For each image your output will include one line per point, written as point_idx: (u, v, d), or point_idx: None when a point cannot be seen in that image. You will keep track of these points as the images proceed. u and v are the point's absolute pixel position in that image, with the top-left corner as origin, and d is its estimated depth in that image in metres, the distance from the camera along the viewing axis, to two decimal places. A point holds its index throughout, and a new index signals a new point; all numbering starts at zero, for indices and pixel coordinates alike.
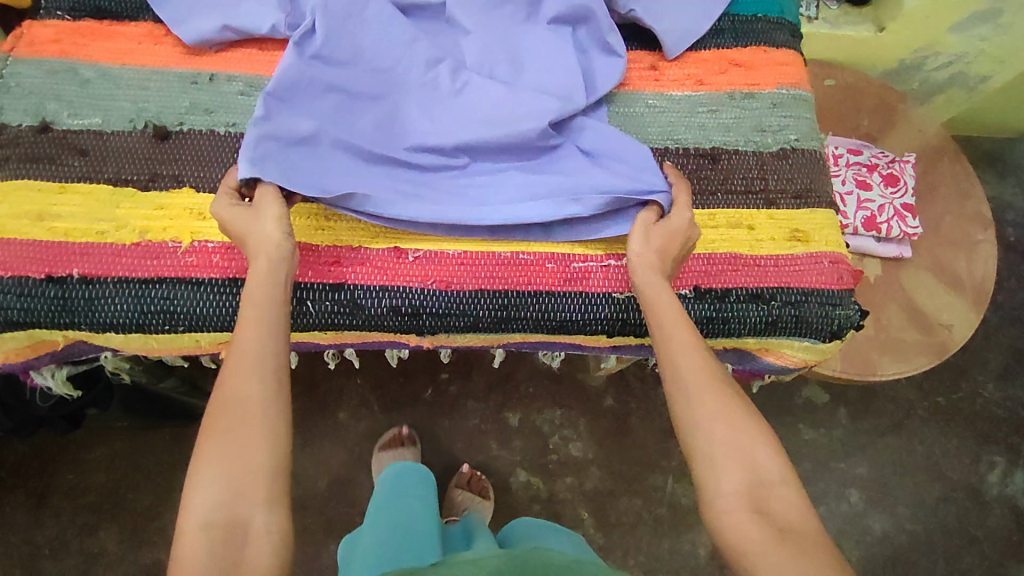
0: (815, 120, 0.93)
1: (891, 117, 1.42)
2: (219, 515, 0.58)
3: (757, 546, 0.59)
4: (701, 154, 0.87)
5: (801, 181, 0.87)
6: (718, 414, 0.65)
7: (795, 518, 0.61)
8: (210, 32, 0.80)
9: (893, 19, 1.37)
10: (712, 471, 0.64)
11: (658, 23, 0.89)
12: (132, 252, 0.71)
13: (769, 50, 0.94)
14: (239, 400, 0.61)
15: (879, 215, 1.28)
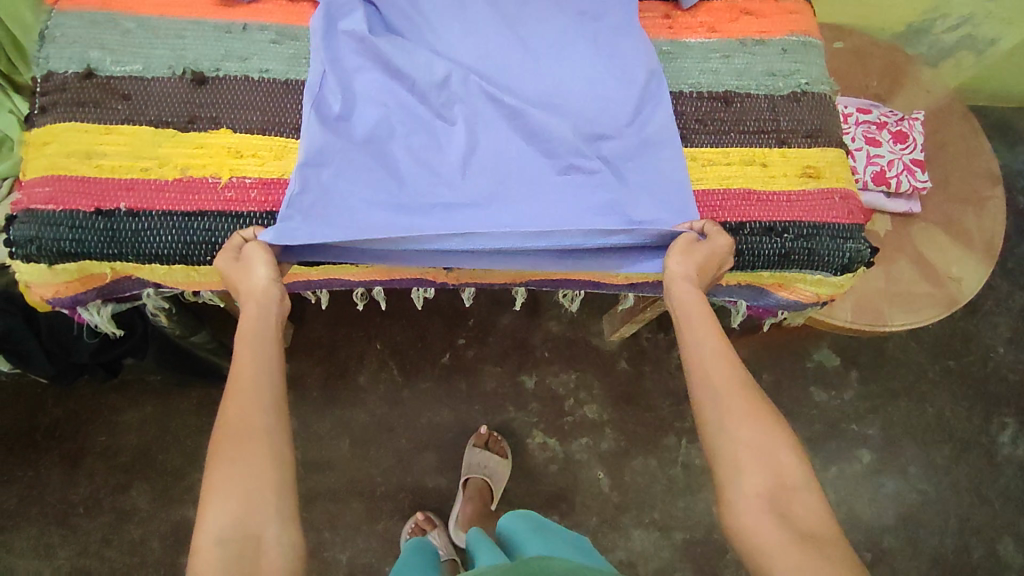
0: (824, 67, 0.96)
1: (899, 79, 1.45)
2: (233, 526, 0.58)
3: (778, 548, 0.62)
4: (714, 97, 0.90)
5: (812, 123, 0.89)
6: (740, 420, 0.68)
7: (818, 521, 0.64)
8: None
9: None
10: (732, 478, 0.67)
11: None
12: (174, 187, 0.75)
13: (779, 1, 0.96)
14: (253, 416, 0.64)
15: (888, 170, 1.30)
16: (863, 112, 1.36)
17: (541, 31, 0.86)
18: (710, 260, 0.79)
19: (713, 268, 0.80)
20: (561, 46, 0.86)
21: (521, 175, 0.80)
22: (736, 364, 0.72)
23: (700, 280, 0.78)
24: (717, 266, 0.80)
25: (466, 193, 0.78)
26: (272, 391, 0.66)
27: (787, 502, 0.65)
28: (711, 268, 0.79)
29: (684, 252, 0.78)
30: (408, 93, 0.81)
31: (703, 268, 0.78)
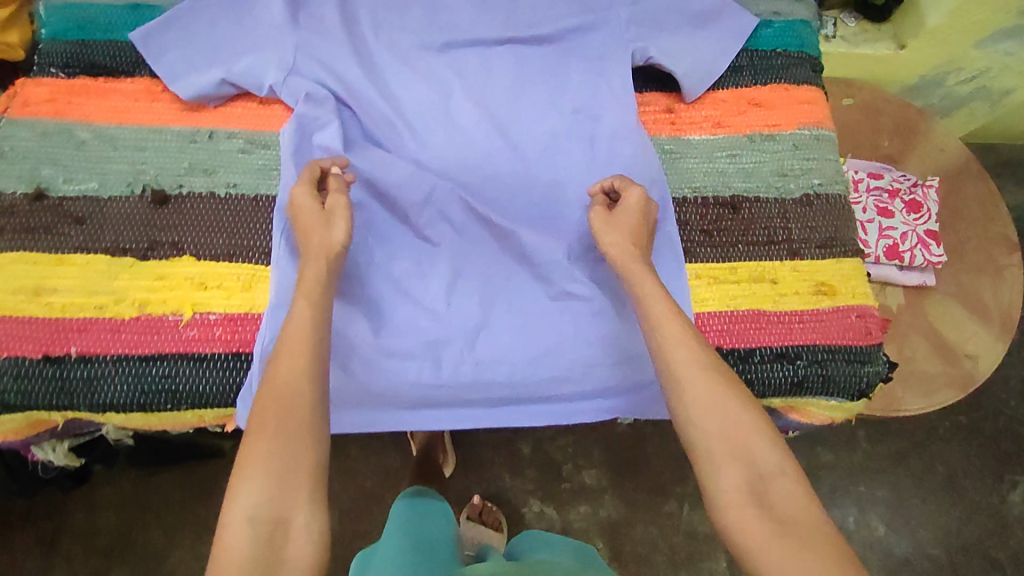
0: (840, 160, 0.89)
1: (911, 138, 1.38)
2: (264, 508, 0.54)
3: (761, 544, 0.57)
4: (721, 202, 0.83)
5: (825, 231, 0.83)
6: (708, 403, 0.62)
7: (802, 508, 0.58)
8: (209, 86, 0.77)
9: (915, 35, 1.31)
10: (710, 470, 0.61)
11: (676, 66, 0.86)
12: (131, 327, 0.68)
13: (789, 88, 0.90)
14: (299, 391, 0.59)
15: (901, 244, 1.24)
16: (875, 179, 1.30)
17: (533, 134, 0.82)
18: (636, 216, 0.73)
19: (642, 222, 0.73)
20: (553, 151, 0.82)
21: (509, 301, 0.74)
22: (697, 343, 0.65)
23: (632, 248, 0.71)
24: (642, 216, 0.73)
25: (447, 328, 0.72)
26: (317, 367, 0.61)
27: (768, 490, 0.59)
28: (640, 221, 0.73)
29: (608, 223, 0.73)
30: (388, 214, 0.75)
31: (631, 227, 0.72)
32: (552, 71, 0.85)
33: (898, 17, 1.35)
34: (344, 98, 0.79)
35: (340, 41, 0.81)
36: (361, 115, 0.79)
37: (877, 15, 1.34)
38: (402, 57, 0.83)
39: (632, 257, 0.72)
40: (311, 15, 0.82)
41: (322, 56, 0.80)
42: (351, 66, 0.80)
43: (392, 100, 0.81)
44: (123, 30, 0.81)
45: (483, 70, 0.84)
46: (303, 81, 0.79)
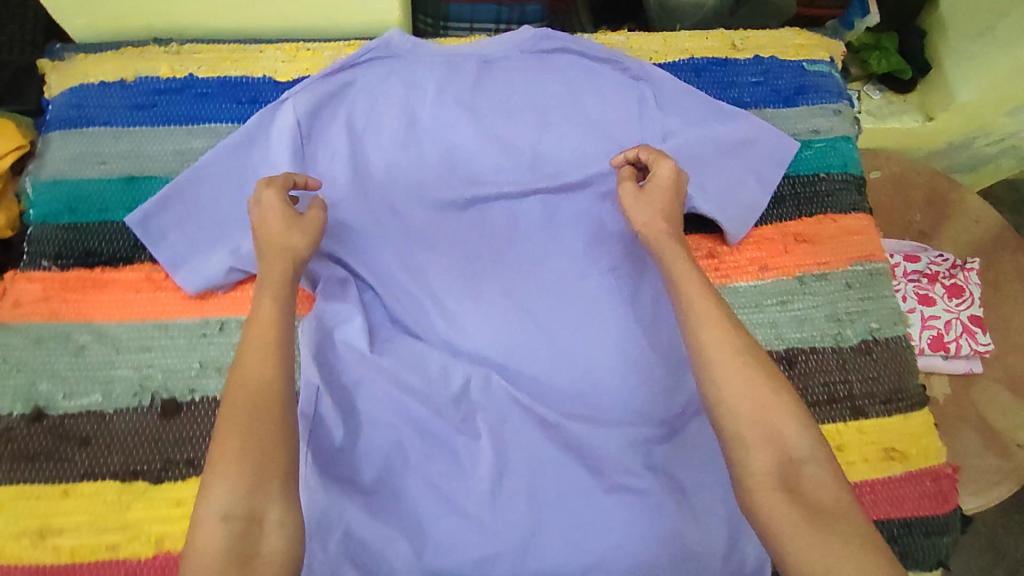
0: (895, 294, 0.83)
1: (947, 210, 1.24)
2: (240, 504, 0.51)
3: (785, 527, 0.53)
4: (776, 359, 0.78)
5: (888, 383, 0.78)
6: (737, 387, 0.58)
7: (832, 498, 0.54)
8: (218, 274, 0.71)
9: (945, 110, 1.23)
10: (737, 451, 0.57)
11: (719, 211, 0.80)
12: (150, 569, 0.62)
13: (837, 218, 0.84)
14: (271, 389, 0.56)
15: (944, 333, 1.10)
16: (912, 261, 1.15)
17: (571, 299, 0.76)
18: (666, 191, 0.73)
19: (672, 197, 0.72)
20: (597, 315, 0.75)
21: (559, 499, 0.68)
22: (727, 324, 0.61)
23: (664, 224, 0.71)
24: (675, 191, 0.73)
25: (494, 539, 0.65)
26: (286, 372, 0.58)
27: (798, 475, 0.55)
28: (673, 196, 0.73)
29: (641, 198, 0.73)
30: (422, 408, 0.68)
31: (662, 203, 0.72)
32: (586, 222, 0.79)
33: (924, 85, 1.28)
34: (365, 273, 0.73)
35: (357, 207, 0.76)
36: (384, 291, 0.73)
37: (903, 87, 1.29)
38: (424, 220, 0.77)
39: (662, 232, 0.71)
40: (323, 177, 0.77)
41: (340, 222, 0.75)
42: (370, 233, 0.75)
43: (416, 269, 0.74)
44: (119, 208, 0.74)
45: (512, 226, 0.78)
46: (321, 257, 0.73)
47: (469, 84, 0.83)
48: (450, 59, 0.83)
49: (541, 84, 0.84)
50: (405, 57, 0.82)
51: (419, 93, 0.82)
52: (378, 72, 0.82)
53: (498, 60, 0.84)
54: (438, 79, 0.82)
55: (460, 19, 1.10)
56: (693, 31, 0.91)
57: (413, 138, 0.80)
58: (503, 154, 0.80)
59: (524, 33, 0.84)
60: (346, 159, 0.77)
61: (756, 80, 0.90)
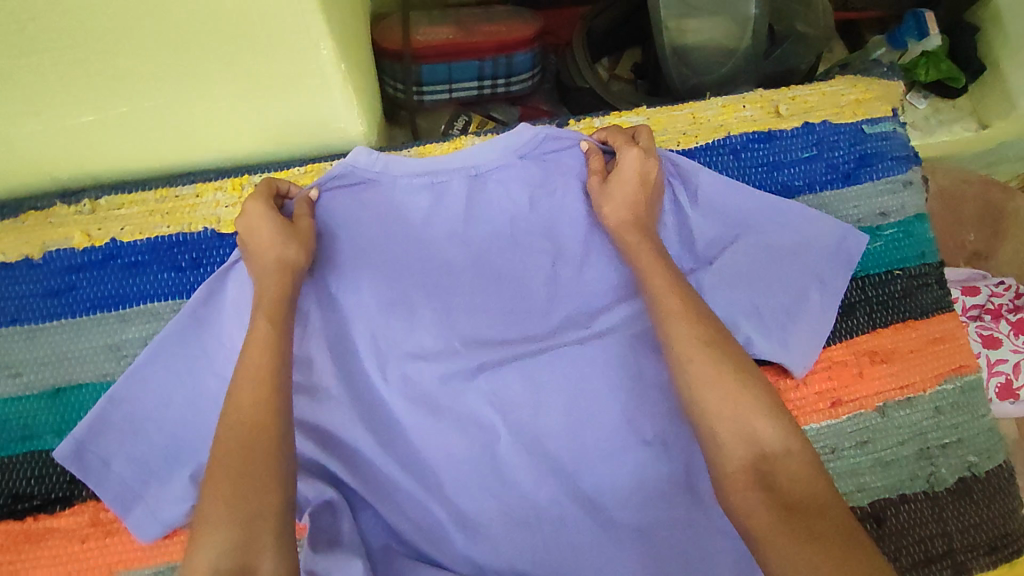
0: (989, 412, 0.71)
1: (1001, 225, 1.06)
2: (228, 555, 0.43)
3: (760, 526, 0.47)
4: (862, 514, 0.66)
5: (993, 529, 0.67)
6: (706, 377, 0.52)
7: (811, 490, 0.47)
8: (182, 515, 0.58)
9: (1003, 117, 1.01)
10: (709, 447, 0.51)
11: (780, 342, 0.67)
12: None
13: (918, 325, 0.70)
14: (262, 424, 0.49)
15: (1017, 379, 0.92)
16: (968, 293, 0.97)
17: (608, 486, 0.63)
18: (632, 183, 0.64)
19: (637, 190, 0.64)
20: (636, 500, 0.63)
21: None
22: (698, 319, 0.56)
23: (635, 222, 0.64)
24: (641, 183, 0.64)
25: None
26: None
27: (774, 471, 0.48)
28: (639, 190, 0.64)
29: (601, 195, 0.65)
30: None
31: (625, 197, 0.64)
32: (624, 373, 0.65)
33: (976, 87, 1.04)
34: (359, 488, 0.61)
35: (345, 402, 0.63)
36: (384, 508, 0.61)
37: (954, 93, 1.04)
38: (428, 404, 0.63)
39: (630, 228, 0.64)
40: (299, 363, 0.63)
41: (331, 423, 0.62)
42: (364, 429, 0.62)
43: (421, 470, 0.62)
44: (46, 432, 0.60)
45: (533, 402, 0.64)
46: (306, 478, 0.59)
47: (461, 210, 0.68)
48: (434, 180, 0.68)
49: (549, 200, 0.69)
50: (378, 181, 0.67)
51: (404, 231, 0.67)
52: (348, 205, 0.66)
53: (490, 171, 0.68)
54: (421, 208, 0.67)
55: (437, 81, 0.93)
56: (726, 98, 0.75)
57: (398, 293, 0.65)
58: (510, 302, 0.67)
59: (524, 132, 0.67)
60: (323, 338, 0.64)
61: (807, 155, 0.74)
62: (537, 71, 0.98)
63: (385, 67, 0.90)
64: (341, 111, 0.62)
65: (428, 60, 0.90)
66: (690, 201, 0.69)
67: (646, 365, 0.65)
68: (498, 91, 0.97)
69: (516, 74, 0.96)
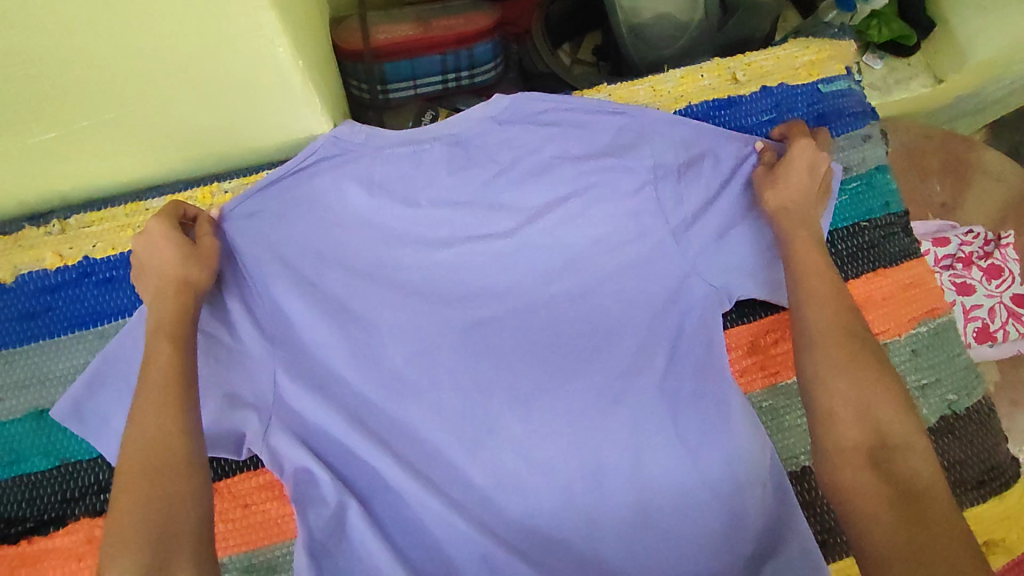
0: (967, 351, 0.72)
1: (963, 174, 1.09)
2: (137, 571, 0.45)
3: (864, 500, 0.51)
4: None
5: (978, 462, 0.69)
6: (831, 360, 0.56)
7: (926, 479, 0.51)
8: None
9: (957, 71, 1.04)
10: (822, 423, 0.55)
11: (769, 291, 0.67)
12: None
13: (889, 272, 0.72)
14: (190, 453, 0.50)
15: (992, 322, 0.99)
16: (940, 245, 1.02)
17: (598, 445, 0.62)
18: (801, 170, 0.67)
19: (808, 179, 0.67)
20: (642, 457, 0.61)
21: None
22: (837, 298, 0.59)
23: (800, 212, 0.65)
24: (809, 172, 0.67)
25: None
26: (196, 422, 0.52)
27: (892, 457, 0.53)
28: (807, 178, 0.67)
29: (766, 180, 0.67)
30: None
31: (797, 181, 0.66)
32: (605, 328, 0.66)
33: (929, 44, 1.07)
34: (347, 437, 0.59)
35: (332, 359, 0.62)
36: (385, 473, 0.59)
37: (906, 53, 1.07)
38: (422, 355, 0.64)
39: (798, 217, 0.65)
40: (282, 326, 0.62)
41: (325, 383, 0.62)
42: (357, 393, 0.62)
43: (411, 438, 0.61)
44: (32, 454, 0.60)
45: (534, 364, 0.65)
46: (290, 441, 0.58)
47: (444, 175, 0.68)
48: (416, 144, 0.67)
49: (533, 155, 0.69)
50: (360, 151, 0.66)
51: (387, 194, 0.67)
52: (330, 176, 0.66)
53: (472, 139, 0.69)
54: (403, 176, 0.67)
55: (401, 78, 0.95)
56: (684, 69, 0.76)
57: (382, 262, 0.67)
58: (490, 263, 0.68)
59: (498, 102, 0.68)
60: (306, 301, 0.63)
61: (767, 118, 0.75)
62: (499, 61, 1.00)
63: (347, 68, 0.92)
64: (302, 108, 0.62)
65: (389, 58, 0.92)
66: (675, 148, 0.69)
67: (632, 322, 0.66)
68: (463, 83, 0.99)
69: (478, 65, 0.98)
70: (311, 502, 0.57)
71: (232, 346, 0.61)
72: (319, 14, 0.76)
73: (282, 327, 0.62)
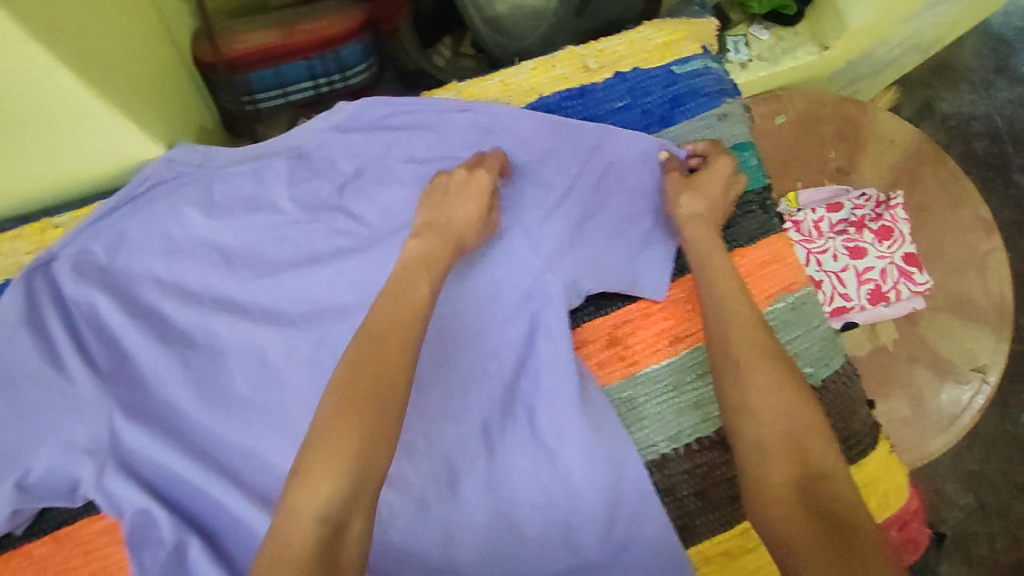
0: (828, 321, 0.73)
1: (858, 139, 1.07)
2: (335, 507, 0.48)
3: (772, 487, 0.54)
4: (712, 443, 0.67)
5: (840, 431, 0.70)
6: (749, 342, 0.60)
7: (831, 467, 0.55)
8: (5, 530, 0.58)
9: (838, 37, 1.05)
10: (740, 413, 0.58)
11: (621, 278, 0.69)
12: None
13: (745, 251, 0.72)
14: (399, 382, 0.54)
15: (883, 282, 1.01)
16: (835, 210, 1.03)
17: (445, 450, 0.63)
18: (717, 185, 0.69)
19: (722, 196, 0.69)
20: (499, 461, 0.63)
21: None
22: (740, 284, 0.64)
23: (710, 219, 0.68)
24: (723, 193, 0.69)
25: None
26: None
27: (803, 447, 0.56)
28: (722, 196, 0.69)
29: (683, 186, 0.68)
30: None
31: (713, 195, 0.68)
32: (459, 332, 0.65)
33: (811, 12, 1.08)
34: (192, 470, 0.59)
35: (177, 391, 0.61)
36: (229, 502, 0.59)
37: (789, 20, 1.08)
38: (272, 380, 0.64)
39: (706, 228, 0.67)
40: (119, 366, 0.61)
41: (170, 411, 0.61)
42: (199, 424, 0.62)
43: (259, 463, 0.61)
44: None
45: None
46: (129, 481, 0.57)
47: (285, 190, 0.68)
48: (256, 164, 0.67)
49: (375, 164, 0.69)
50: (197, 172, 0.65)
51: (226, 216, 0.66)
52: (163, 204, 0.65)
53: (313, 152, 0.69)
54: (245, 197, 0.67)
55: (267, 87, 0.93)
56: (535, 60, 0.75)
57: (226, 287, 0.65)
58: (333, 279, 0.67)
59: (343, 109, 0.70)
60: (143, 336, 0.62)
61: (620, 104, 0.75)
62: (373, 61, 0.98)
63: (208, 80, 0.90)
64: (114, 133, 0.59)
65: (250, 69, 0.89)
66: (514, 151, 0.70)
67: (490, 322, 0.66)
68: (336, 86, 0.97)
69: (349, 67, 0.95)
70: (146, 544, 0.57)
71: (63, 389, 0.59)
72: (156, 36, 0.74)
73: (121, 364, 0.61)
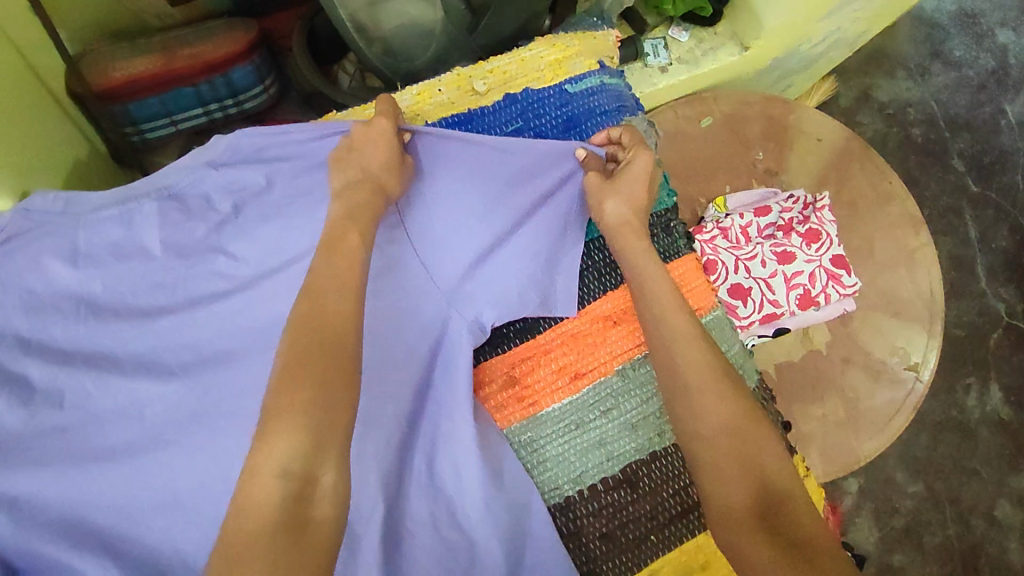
0: (735, 342, 0.73)
1: (784, 141, 1.01)
2: (298, 460, 0.47)
3: (725, 493, 0.55)
4: (617, 481, 0.67)
5: None
6: (683, 343, 0.61)
7: (776, 466, 0.56)
8: None
9: (756, 37, 1.00)
10: (685, 417, 0.59)
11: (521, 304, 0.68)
12: None
13: None
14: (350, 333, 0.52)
15: (811, 287, 0.93)
16: (760, 214, 0.95)
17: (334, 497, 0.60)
18: (637, 182, 0.66)
19: (645, 191, 0.67)
20: (397, 500, 0.63)
21: None
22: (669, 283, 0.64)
23: (636, 222, 0.66)
24: (648, 184, 0.67)
25: None
26: None
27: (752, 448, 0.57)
28: (645, 189, 0.67)
29: (604, 190, 0.66)
30: None
31: (636, 194, 0.66)
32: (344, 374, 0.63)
33: (730, 12, 1.03)
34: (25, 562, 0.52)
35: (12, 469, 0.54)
36: None
37: (706, 24, 1.04)
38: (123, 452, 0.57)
39: (629, 228, 0.66)
40: None
41: (26, 488, 0.53)
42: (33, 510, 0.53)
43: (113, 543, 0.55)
44: None
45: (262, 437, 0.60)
46: None
47: (155, 235, 0.64)
48: (123, 211, 0.63)
49: (256, 200, 0.66)
50: (59, 221, 0.62)
51: (96, 267, 0.62)
52: (22, 256, 0.61)
53: (186, 193, 0.65)
54: (112, 243, 0.63)
55: (153, 117, 0.88)
56: (420, 84, 0.72)
57: (98, 340, 0.60)
58: (209, 329, 0.63)
59: (217, 145, 0.65)
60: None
61: (511, 128, 0.71)
62: (270, 82, 0.93)
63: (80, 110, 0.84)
64: None
65: (132, 96, 0.85)
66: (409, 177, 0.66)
67: (384, 360, 0.64)
68: (230, 111, 0.92)
69: (242, 91, 0.90)
70: None
71: None
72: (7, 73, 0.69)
73: None
